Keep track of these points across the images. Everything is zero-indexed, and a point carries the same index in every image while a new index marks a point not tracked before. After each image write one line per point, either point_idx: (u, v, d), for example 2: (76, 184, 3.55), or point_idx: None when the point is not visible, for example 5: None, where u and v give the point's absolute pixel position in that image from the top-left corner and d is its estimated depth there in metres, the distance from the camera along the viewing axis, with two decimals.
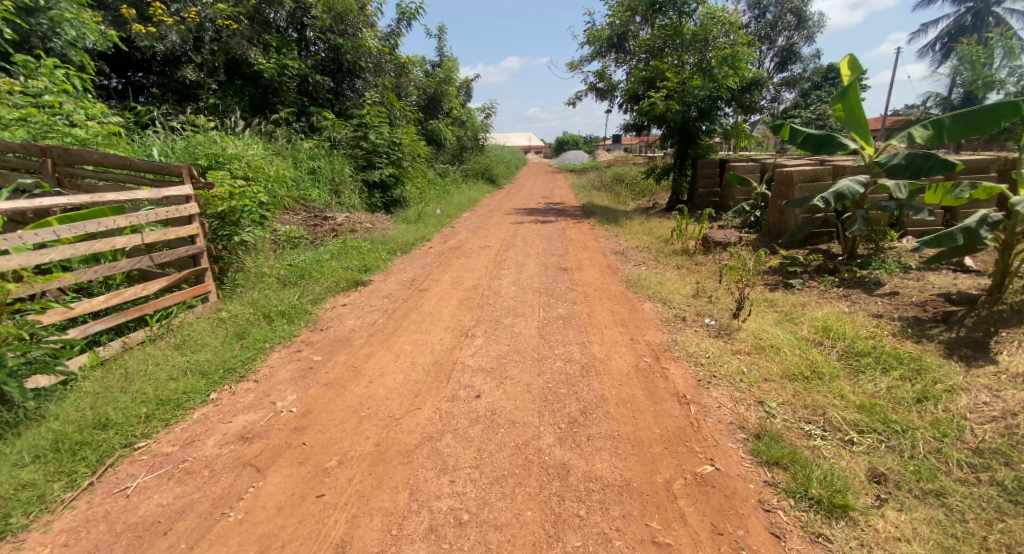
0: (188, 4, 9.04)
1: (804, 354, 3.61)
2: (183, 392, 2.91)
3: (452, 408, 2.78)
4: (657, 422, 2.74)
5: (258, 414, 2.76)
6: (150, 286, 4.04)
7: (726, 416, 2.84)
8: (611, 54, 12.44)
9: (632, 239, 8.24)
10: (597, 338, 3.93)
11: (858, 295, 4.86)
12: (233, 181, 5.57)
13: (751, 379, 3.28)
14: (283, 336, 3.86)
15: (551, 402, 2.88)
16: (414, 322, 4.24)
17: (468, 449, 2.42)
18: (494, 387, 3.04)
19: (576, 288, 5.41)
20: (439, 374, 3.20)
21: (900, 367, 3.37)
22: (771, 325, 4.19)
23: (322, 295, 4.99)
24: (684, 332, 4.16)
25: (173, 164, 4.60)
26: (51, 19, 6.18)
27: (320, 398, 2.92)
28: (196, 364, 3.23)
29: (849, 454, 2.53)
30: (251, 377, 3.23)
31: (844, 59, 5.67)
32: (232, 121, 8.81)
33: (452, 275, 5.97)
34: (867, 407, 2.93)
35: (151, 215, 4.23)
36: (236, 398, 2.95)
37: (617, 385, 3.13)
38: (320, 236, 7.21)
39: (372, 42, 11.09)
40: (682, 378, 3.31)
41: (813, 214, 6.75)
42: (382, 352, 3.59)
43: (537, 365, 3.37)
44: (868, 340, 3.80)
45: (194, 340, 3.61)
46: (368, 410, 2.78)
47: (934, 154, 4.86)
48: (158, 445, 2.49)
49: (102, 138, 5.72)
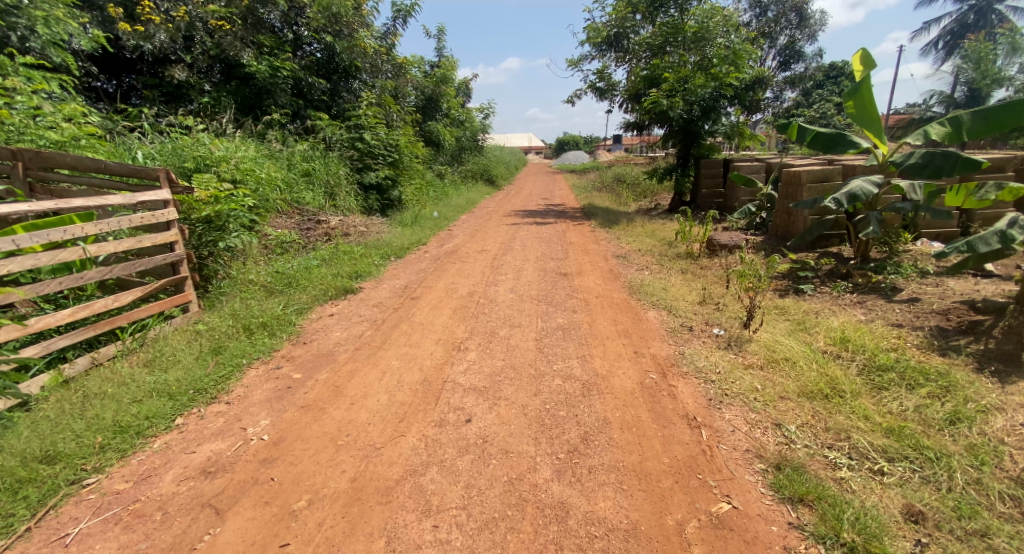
0: (179, 3, 8.83)
1: (822, 369, 3.35)
2: (145, 418, 2.67)
3: (439, 435, 2.53)
4: (666, 449, 2.48)
5: (225, 443, 2.51)
6: (123, 297, 3.77)
7: (742, 442, 2.57)
8: (611, 53, 12.17)
9: (635, 241, 7.99)
10: (598, 351, 3.67)
11: (875, 301, 4.60)
12: (220, 185, 5.34)
13: (767, 397, 3.02)
14: (263, 351, 3.60)
15: (549, 427, 2.63)
16: (403, 334, 3.98)
17: (454, 486, 2.16)
18: (487, 409, 2.79)
19: (577, 295, 5.15)
20: (427, 394, 2.95)
21: (927, 384, 3.11)
22: (784, 336, 3.92)
23: (308, 304, 4.73)
24: (692, 343, 3.90)
25: (151, 168, 4.34)
26: (30, 18, 5.94)
27: (296, 423, 2.67)
28: (163, 384, 2.98)
29: (880, 487, 2.27)
30: (224, 398, 2.98)
31: (856, 55, 5.41)
32: (222, 122, 8.58)
33: (447, 282, 5.71)
34: (895, 430, 2.68)
35: (123, 223, 3.95)
36: (204, 424, 2.70)
37: (621, 406, 2.88)
38: (312, 240, 6.97)
39: (367, 42, 10.86)
40: (692, 396, 3.05)
41: (822, 215, 6.49)
42: (367, 369, 3.33)
43: (534, 384, 3.11)
44: (890, 353, 3.54)
45: (166, 356, 3.36)
46: (346, 437, 2.53)
47: (954, 154, 4.61)
48: (110, 481, 2.26)
49: (80, 140, 5.51)
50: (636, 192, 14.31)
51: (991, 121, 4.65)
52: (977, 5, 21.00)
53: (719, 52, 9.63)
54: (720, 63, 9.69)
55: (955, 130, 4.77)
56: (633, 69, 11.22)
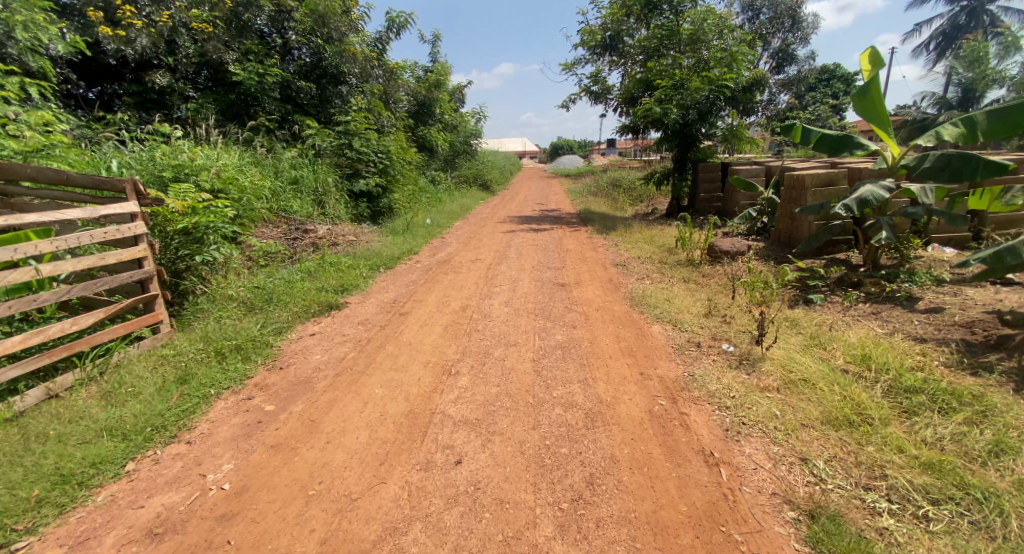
0: (162, 7, 8.56)
1: (844, 391, 3.07)
2: (92, 464, 2.35)
3: (425, 482, 2.23)
4: (682, 495, 2.20)
5: (180, 495, 2.19)
6: (83, 320, 3.42)
7: (767, 484, 2.29)
8: (604, 57, 12.00)
9: (633, 248, 7.72)
10: (601, 374, 3.37)
11: (891, 312, 4.34)
12: (197, 195, 5.04)
13: (788, 426, 2.74)
14: (234, 380, 3.28)
15: (549, 468, 2.33)
16: (388, 356, 3.66)
17: (441, 548, 1.86)
18: (479, 448, 2.49)
19: (575, 309, 4.86)
20: (413, 429, 2.65)
21: (962, 409, 2.84)
22: (800, 353, 3.65)
23: (288, 323, 4.41)
24: (702, 363, 3.60)
25: (116, 178, 4.00)
26: (3, 23, 5.65)
27: (262, 468, 2.35)
28: (116, 421, 2.64)
29: (928, 538, 2.00)
30: (186, 436, 2.66)
31: (865, 52, 5.15)
32: (203, 130, 8.26)
33: (439, 294, 5.42)
34: (935, 466, 2.39)
35: (83, 239, 3.61)
36: (159, 469, 2.38)
37: (629, 441, 2.58)
38: (298, 251, 6.65)
39: (356, 47, 10.59)
40: (706, 427, 2.75)
41: (828, 220, 6.21)
42: (347, 399, 3.01)
43: (532, 415, 2.80)
44: (917, 373, 3.26)
45: (127, 386, 3.04)
46: (319, 485, 2.21)
47: (973, 156, 4.35)
48: (41, 546, 1.94)
49: (50, 150, 5.19)
50: (633, 196, 14.07)
51: (1006, 121, 4.39)
52: (968, 6, 21.02)
53: (716, 54, 9.42)
54: (716, 65, 9.50)
55: (970, 130, 4.50)
56: (627, 73, 10.97)
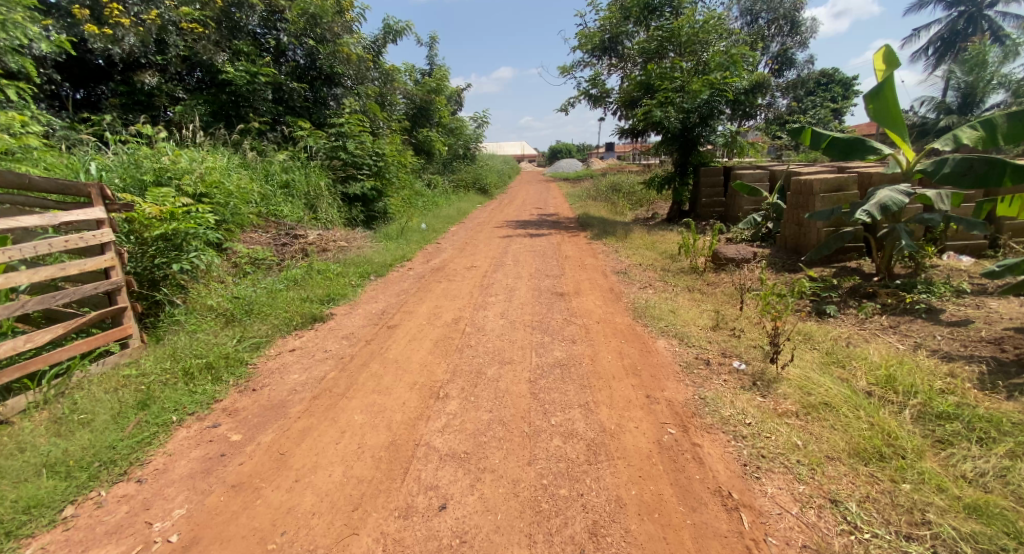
0: (150, 6, 8.09)
1: (871, 417, 2.78)
2: (25, 509, 2.07)
3: (403, 534, 1.94)
4: (699, 549, 1.92)
5: (120, 549, 1.93)
6: (38, 337, 3.11)
7: (794, 534, 2.01)
8: (604, 60, 11.66)
9: (635, 255, 7.44)
10: (604, 397, 3.07)
11: (910, 325, 4.07)
12: (177, 200, 4.74)
13: (813, 459, 2.45)
14: (200, 404, 3.00)
15: (546, 515, 2.04)
16: (372, 377, 3.36)
17: None
18: (467, 489, 2.19)
19: (576, 321, 4.57)
20: (393, 466, 2.36)
21: (1002, 440, 2.55)
22: (818, 372, 3.35)
23: (267, 337, 4.13)
24: (713, 384, 3.30)
25: (81, 183, 3.74)
26: None
27: (218, 514, 2.08)
28: (60, 456, 2.35)
29: None
30: (139, 473, 2.38)
31: (879, 52, 4.91)
32: (190, 132, 7.96)
33: (431, 305, 5.13)
34: (982, 508, 2.11)
35: (41, 248, 3.29)
36: (101, 515, 2.10)
37: (637, 480, 2.29)
38: (286, 257, 6.33)
39: (351, 48, 10.36)
40: (722, 462, 2.47)
41: (838, 227, 5.94)
42: (323, 428, 2.72)
43: (527, 447, 2.51)
44: (948, 396, 2.97)
45: (81, 411, 2.74)
46: (281, 538, 1.94)
47: (998, 161, 4.07)
48: None
49: (23, 153, 4.92)
50: (632, 201, 13.83)
51: None
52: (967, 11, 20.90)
53: (717, 56, 9.20)
54: (717, 68, 9.29)
55: (989, 133, 4.22)
56: (627, 76, 10.72)
